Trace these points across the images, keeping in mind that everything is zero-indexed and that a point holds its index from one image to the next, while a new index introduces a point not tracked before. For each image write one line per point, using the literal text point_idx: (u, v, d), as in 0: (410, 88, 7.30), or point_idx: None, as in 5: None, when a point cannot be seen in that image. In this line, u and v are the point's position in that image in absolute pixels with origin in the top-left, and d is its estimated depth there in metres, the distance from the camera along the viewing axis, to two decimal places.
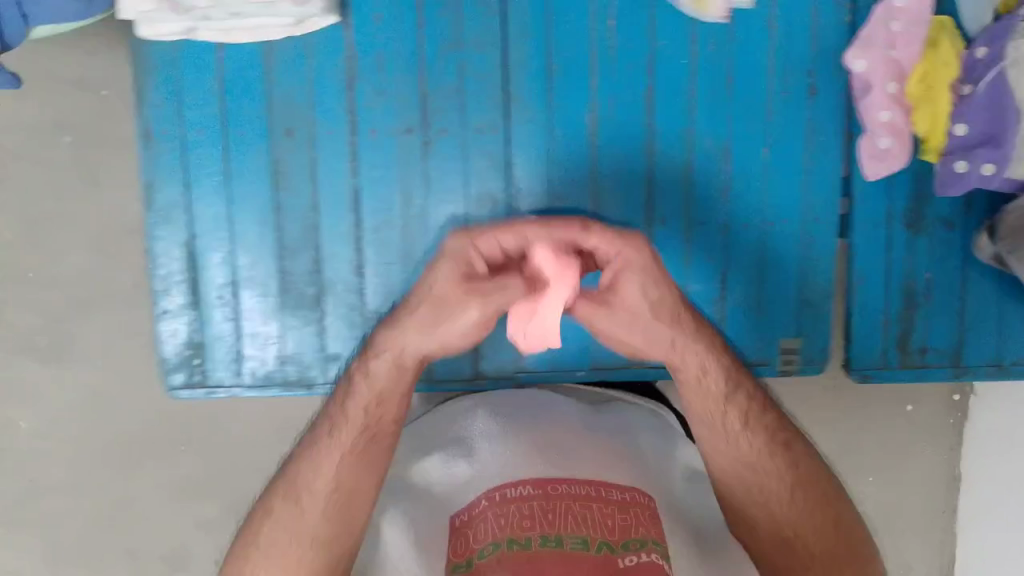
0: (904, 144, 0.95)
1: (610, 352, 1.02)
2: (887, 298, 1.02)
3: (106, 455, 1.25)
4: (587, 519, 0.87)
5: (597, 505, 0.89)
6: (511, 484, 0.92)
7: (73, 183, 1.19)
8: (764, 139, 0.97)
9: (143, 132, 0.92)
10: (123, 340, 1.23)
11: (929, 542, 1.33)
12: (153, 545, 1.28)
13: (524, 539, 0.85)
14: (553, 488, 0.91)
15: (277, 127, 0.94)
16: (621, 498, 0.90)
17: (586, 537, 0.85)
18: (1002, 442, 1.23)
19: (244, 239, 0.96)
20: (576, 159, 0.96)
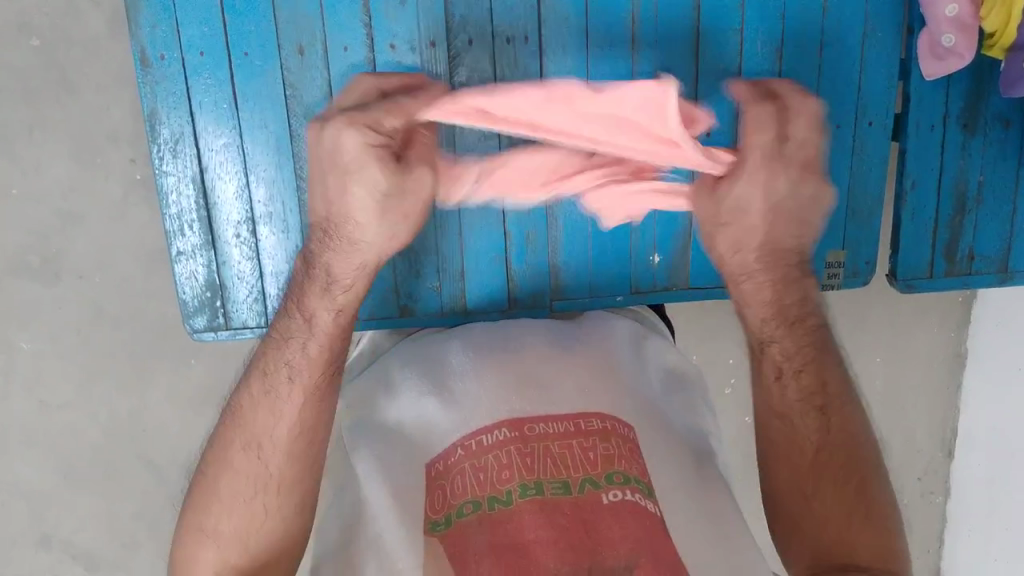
0: (970, 40, 0.88)
1: (651, 275, 0.96)
2: (937, 205, 0.97)
3: (105, 371, 1.17)
4: (566, 458, 0.73)
5: (578, 441, 0.74)
6: (486, 429, 0.76)
7: (57, 80, 1.05)
8: (816, 38, 0.91)
9: (139, 56, 0.83)
10: (114, 256, 1.12)
11: (934, 420, 1.33)
12: (166, 455, 1.22)
13: (504, 494, 0.71)
14: (529, 428, 0.76)
15: (288, 44, 0.85)
16: (602, 427, 0.75)
17: (565, 481, 0.71)
18: (1008, 323, 1.21)
19: (257, 169, 0.88)
20: (614, 68, 0.89)
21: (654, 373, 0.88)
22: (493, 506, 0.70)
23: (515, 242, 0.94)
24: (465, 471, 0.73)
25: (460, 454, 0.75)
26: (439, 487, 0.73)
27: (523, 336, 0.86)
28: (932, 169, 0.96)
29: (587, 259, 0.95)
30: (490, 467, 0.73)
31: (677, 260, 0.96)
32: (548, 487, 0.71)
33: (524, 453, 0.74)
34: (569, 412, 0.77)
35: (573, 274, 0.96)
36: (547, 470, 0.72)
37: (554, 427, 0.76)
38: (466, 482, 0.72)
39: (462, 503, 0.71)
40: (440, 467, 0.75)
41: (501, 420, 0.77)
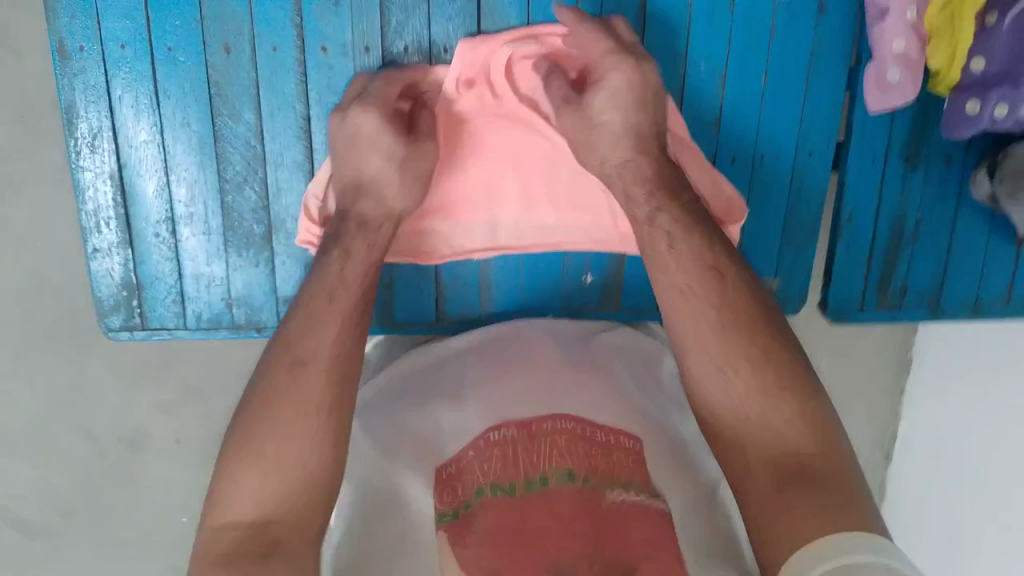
0: (915, 75, 0.85)
1: (581, 295, 0.97)
2: (874, 237, 0.97)
3: (31, 350, 1.10)
4: (570, 452, 0.81)
5: (581, 444, 0.82)
6: (493, 428, 0.85)
7: None
8: (762, 63, 0.90)
9: (56, 46, 0.80)
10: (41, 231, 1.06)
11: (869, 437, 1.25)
12: (96, 440, 1.16)
13: (508, 485, 0.78)
14: (536, 426, 0.84)
15: (214, 41, 0.81)
16: (606, 440, 0.82)
17: (569, 472, 0.79)
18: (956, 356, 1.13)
19: (179, 169, 0.85)
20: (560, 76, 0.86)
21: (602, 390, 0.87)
22: (496, 493, 0.78)
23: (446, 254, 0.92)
24: (474, 468, 0.80)
25: (470, 456, 0.82)
26: (448, 486, 0.80)
27: (502, 374, 0.89)
28: (871, 202, 0.95)
29: (519, 277, 0.95)
30: (496, 463, 0.80)
31: (608, 279, 0.97)
32: (554, 478, 0.78)
33: (529, 449, 0.81)
34: (572, 414, 0.85)
35: (505, 289, 0.96)
36: (551, 463, 0.80)
37: (560, 425, 0.84)
38: (476, 480, 0.79)
39: (469, 495, 0.78)
40: (449, 471, 0.81)
41: (506, 421, 0.85)
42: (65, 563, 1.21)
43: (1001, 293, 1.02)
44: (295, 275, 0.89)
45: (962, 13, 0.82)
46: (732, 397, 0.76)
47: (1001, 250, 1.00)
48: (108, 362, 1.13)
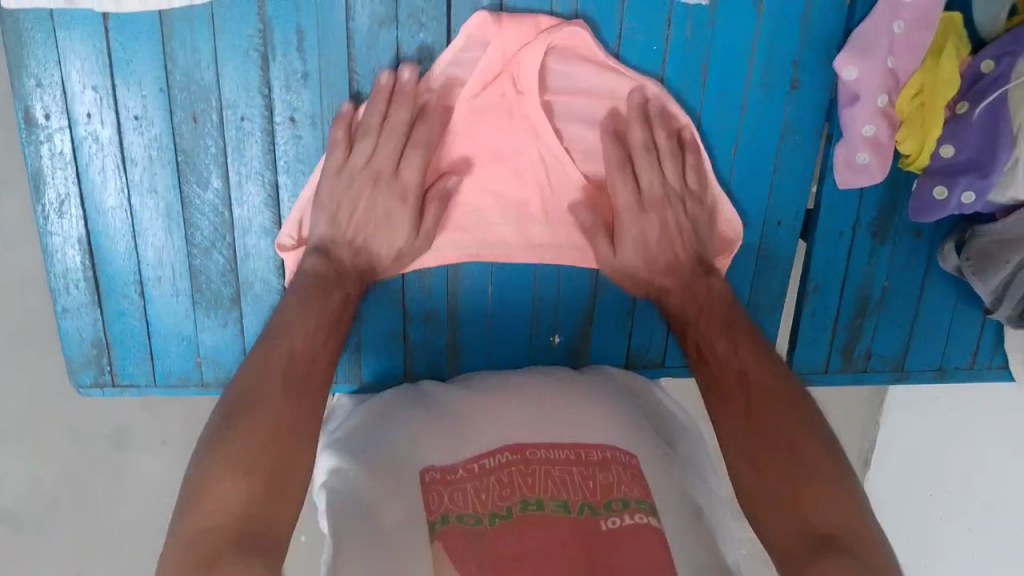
0: (886, 159, 0.86)
1: (550, 353, 0.99)
2: (839, 306, 0.98)
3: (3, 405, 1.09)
4: (567, 482, 0.84)
5: (578, 468, 0.86)
6: (487, 453, 0.88)
7: None
8: (734, 136, 0.90)
9: (22, 114, 0.80)
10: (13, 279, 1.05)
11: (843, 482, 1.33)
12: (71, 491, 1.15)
13: (503, 510, 0.82)
14: (531, 452, 0.87)
15: (180, 112, 0.81)
16: (601, 457, 0.86)
17: (565, 501, 0.83)
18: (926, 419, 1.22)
19: (147, 234, 0.85)
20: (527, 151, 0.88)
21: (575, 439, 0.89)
22: (494, 520, 0.81)
23: (415, 320, 0.95)
24: (467, 486, 0.84)
25: (462, 472, 0.86)
26: (435, 490, 0.84)
27: (497, 411, 0.91)
28: (837, 274, 0.96)
29: (487, 334, 0.97)
30: (492, 485, 0.84)
31: (576, 340, 0.98)
32: (548, 506, 0.82)
33: (526, 474, 0.85)
34: (572, 442, 0.88)
35: (472, 348, 0.97)
36: (547, 491, 0.84)
37: (555, 454, 0.87)
38: (467, 496, 0.83)
39: (462, 510, 0.82)
40: (436, 475, 0.86)
41: (503, 446, 0.88)
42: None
43: (966, 358, 1.03)
44: (264, 334, 0.90)
45: (933, 103, 0.82)
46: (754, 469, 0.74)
47: (970, 321, 1.01)
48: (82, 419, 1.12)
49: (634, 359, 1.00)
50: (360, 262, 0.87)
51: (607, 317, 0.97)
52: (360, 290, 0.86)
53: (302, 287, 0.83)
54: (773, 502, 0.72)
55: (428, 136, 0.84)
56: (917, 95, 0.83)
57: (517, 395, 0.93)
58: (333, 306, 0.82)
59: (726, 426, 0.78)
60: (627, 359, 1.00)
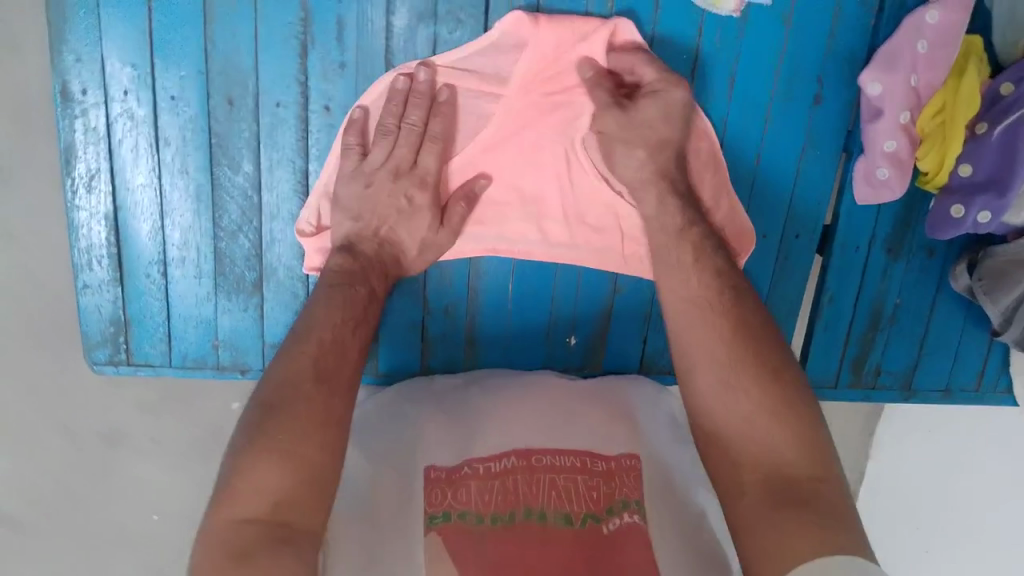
0: (905, 174, 0.88)
1: (564, 354, 0.99)
2: (852, 320, 0.99)
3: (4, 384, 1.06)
4: (571, 490, 0.85)
5: (582, 477, 0.87)
6: (494, 456, 0.88)
7: None
8: (757, 147, 0.91)
9: (59, 88, 0.80)
10: None
11: None
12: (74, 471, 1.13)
13: (506, 514, 0.82)
14: (536, 459, 0.88)
15: (216, 94, 0.82)
16: (606, 467, 0.88)
17: (568, 512, 0.83)
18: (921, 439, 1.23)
19: (174, 214, 0.85)
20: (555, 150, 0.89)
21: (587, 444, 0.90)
22: (495, 521, 0.82)
23: (433, 313, 0.95)
24: (470, 485, 0.85)
25: (467, 470, 0.86)
26: (439, 489, 0.85)
27: (514, 408, 0.91)
28: (850, 288, 0.98)
29: (503, 333, 0.97)
30: (496, 488, 0.85)
31: (591, 343, 0.99)
32: (552, 517, 0.83)
33: (531, 483, 0.86)
34: (574, 450, 0.89)
35: (488, 346, 0.98)
36: (551, 502, 0.84)
37: (560, 462, 0.88)
38: (470, 494, 0.84)
39: (463, 508, 0.83)
40: (441, 474, 0.86)
41: (511, 450, 0.89)
42: None
43: (973, 379, 1.04)
44: (283, 321, 0.90)
45: (953, 121, 0.84)
46: (768, 465, 0.74)
47: (978, 342, 1.02)
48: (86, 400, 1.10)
49: (647, 364, 1.01)
50: (385, 254, 0.87)
51: (624, 321, 0.98)
52: (385, 286, 0.86)
53: (329, 282, 0.83)
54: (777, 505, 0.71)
55: None
56: (938, 114, 0.85)
57: (534, 392, 0.93)
58: (359, 303, 0.82)
59: (740, 414, 0.77)
60: (639, 364, 1.01)
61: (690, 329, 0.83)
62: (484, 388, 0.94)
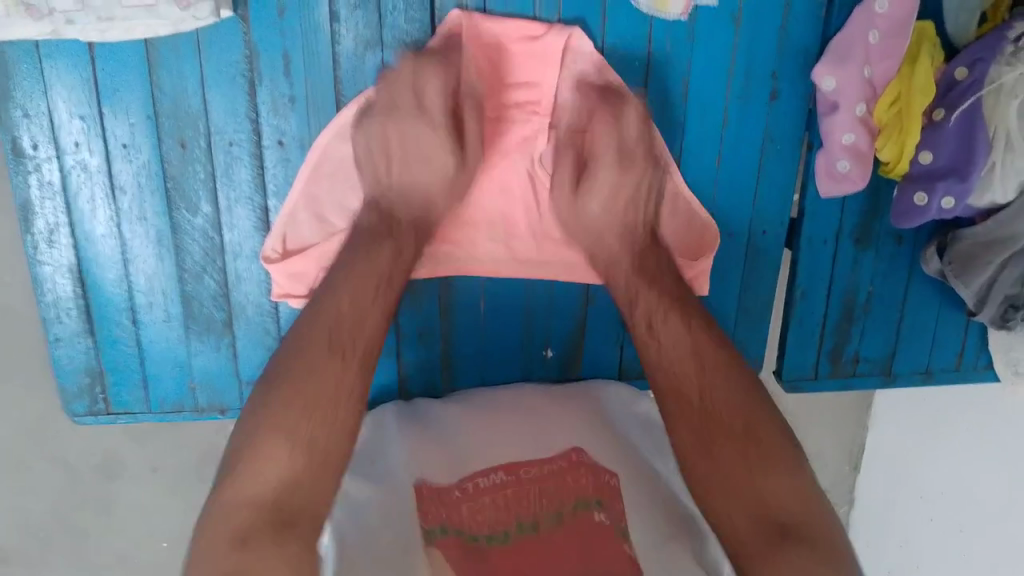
0: (866, 166, 0.87)
1: (542, 366, 1.00)
2: (826, 311, 0.99)
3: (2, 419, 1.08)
4: (558, 490, 0.87)
5: (567, 475, 0.88)
6: (482, 473, 0.88)
7: None
8: (717, 147, 0.91)
9: (11, 145, 0.80)
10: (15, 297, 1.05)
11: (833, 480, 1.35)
12: (73, 501, 1.15)
13: (501, 532, 0.84)
14: (523, 471, 0.88)
15: (170, 138, 0.82)
16: (589, 461, 0.89)
17: (558, 512, 0.85)
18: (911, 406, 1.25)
19: (138, 260, 0.85)
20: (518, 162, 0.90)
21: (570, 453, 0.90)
22: (490, 542, 0.83)
23: (408, 336, 0.96)
24: (464, 508, 0.85)
25: (457, 494, 0.86)
26: (433, 509, 0.85)
27: (494, 426, 0.92)
28: (822, 281, 0.97)
29: (479, 350, 0.98)
30: (488, 507, 0.86)
31: (568, 353, 0.99)
32: (543, 524, 0.84)
33: (519, 496, 0.86)
34: (558, 450, 0.90)
35: (465, 363, 0.98)
36: (542, 507, 0.86)
37: (546, 468, 0.88)
38: (466, 514, 0.85)
39: (461, 534, 0.83)
40: (433, 492, 0.86)
41: (497, 464, 0.89)
42: None
43: (952, 359, 1.04)
44: (257, 358, 0.90)
45: (910, 110, 0.84)
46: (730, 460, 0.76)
47: (955, 323, 1.03)
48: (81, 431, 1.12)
49: (625, 368, 1.01)
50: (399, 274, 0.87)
51: (598, 329, 0.98)
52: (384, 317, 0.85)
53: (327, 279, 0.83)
54: (746, 505, 0.73)
55: None
56: (895, 103, 0.85)
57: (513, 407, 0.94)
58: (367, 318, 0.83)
59: (697, 410, 0.79)
60: (618, 369, 1.01)
61: (643, 336, 0.85)
62: (464, 406, 0.95)
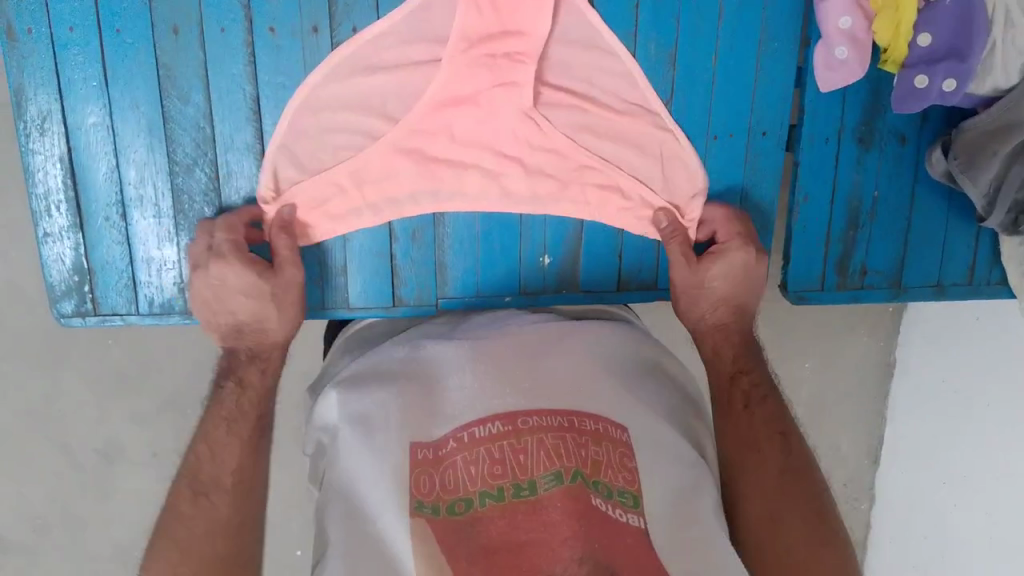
0: (863, 53, 0.87)
1: (539, 277, 0.95)
2: (830, 216, 0.97)
3: (25, 345, 1.12)
4: (559, 450, 0.72)
5: (571, 436, 0.73)
6: (477, 422, 0.75)
7: None
8: (713, 43, 0.90)
9: (4, 29, 0.80)
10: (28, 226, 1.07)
11: (846, 421, 1.39)
12: (89, 436, 1.17)
13: (495, 489, 0.70)
14: (522, 421, 0.74)
15: (161, 23, 0.82)
16: (595, 428, 0.74)
17: (557, 472, 0.70)
18: (947, 339, 1.24)
19: (129, 152, 0.85)
20: (520, 70, 0.87)
21: (544, 401, 0.76)
22: (484, 502, 0.69)
23: (400, 241, 0.92)
24: (457, 465, 0.71)
25: (451, 446, 0.73)
26: (426, 474, 0.71)
27: (493, 327, 0.89)
28: (825, 184, 0.96)
29: (474, 261, 0.94)
30: (482, 460, 0.71)
31: (567, 264, 0.95)
32: (542, 483, 0.70)
33: (517, 450, 0.72)
34: (561, 410, 0.76)
35: (459, 273, 0.94)
36: (540, 465, 0.71)
37: (547, 421, 0.74)
38: (456, 476, 0.71)
39: (453, 500, 0.69)
40: (428, 454, 0.73)
41: (495, 414, 0.75)
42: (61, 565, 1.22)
43: (963, 273, 1.01)
44: None
45: None
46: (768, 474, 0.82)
47: (969, 232, 1.00)
48: (97, 365, 1.14)
49: (625, 280, 0.97)
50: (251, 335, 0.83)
51: (597, 238, 0.95)
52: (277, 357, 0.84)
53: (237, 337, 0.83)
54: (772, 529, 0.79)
55: (423, 64, 0.86)
56: None
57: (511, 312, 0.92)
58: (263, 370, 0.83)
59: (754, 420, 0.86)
60: (620, 282, 0.97)
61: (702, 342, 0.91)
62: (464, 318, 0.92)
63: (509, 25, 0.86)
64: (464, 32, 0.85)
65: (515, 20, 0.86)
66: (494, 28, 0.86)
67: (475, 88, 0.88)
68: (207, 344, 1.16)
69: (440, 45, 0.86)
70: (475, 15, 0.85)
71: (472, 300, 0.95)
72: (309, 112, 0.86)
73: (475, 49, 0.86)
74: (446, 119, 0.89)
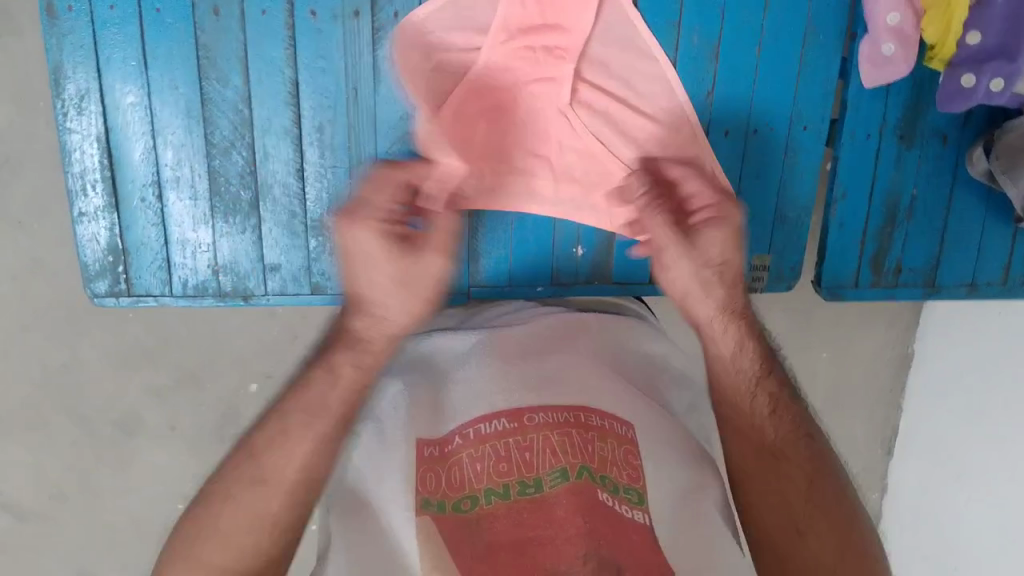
0: (910, 50, 0.86)
1: (571, 267, 0.95)
2: (865, 215, 0.96)
3: (47, 318, 1.12)
4: (566, 447, 0.71)
5: (576, 433, 0.73)
6: (483, 418, 0.75)
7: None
8: (757, 35, 0.89)
9: (44, 6, 0.79)
10: (55, 201, 1.07)
11: (861, 414, 1.39)
12: (108, 408, 1.18)
13: (501, 488, 0.69)
14: (528, 417, 0.74)
15: (202, 3, 0.81)
16: (600, 425, 0.74)
17: (563, 469, 0.70)
18: (969, 339, 1.22)
19: (166, 133, 0.84)
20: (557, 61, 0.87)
21: (574, 391, 0.77)
22: (490, 498, 0.68)
23: None
24: (463, 462, 0.71)
25: (457, 442, 0.73)
26: (433, 470, 0.71)
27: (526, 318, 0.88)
28: (864, 182, 0.95)
29: (507, 249, 0.94)
30: (488, 457, 0.71)
31: (599, 255, 0.95)
32: (548, 480, 0.69)
33: (522, 447, 0.72)
34: (569, 406, 0.76)
35: (493, 262, 0.94)
36: (546, 463, 0.71)
37: (552, 418, 0.74)
38: (462, 473, 0.70)
39: (459, 496, 0.69)
40: (433, 452, 0.72)
41: (500, 411, 0.75)
42: (77, 535, 1.24)
43: (998, 273, 1.00)
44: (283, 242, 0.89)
45: None
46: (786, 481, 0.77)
47: (1004, 231, 0.99)
48: (119, 340, 1.15)
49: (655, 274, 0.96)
50: None
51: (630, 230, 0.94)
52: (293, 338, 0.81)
53: None
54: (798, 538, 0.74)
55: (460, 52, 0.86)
56: None
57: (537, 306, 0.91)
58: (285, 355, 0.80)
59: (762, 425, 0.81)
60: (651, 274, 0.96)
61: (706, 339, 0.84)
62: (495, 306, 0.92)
63: (549, 20, 0.85)
64: (504, 23, 0.85)
65: (556, 8, 0.85)
66: (535, 19, 0.85)
67: (513, 80, 0.87)
68: (229, 323, 1.16)
69: (480, 35, 0.85)
70: (517, 6, 0.84)
71: (502, 289, 0.95)
72: (348, 96, 0.85)
73: (515, 39, 0.85)
74: (483, 108, 0.88)
